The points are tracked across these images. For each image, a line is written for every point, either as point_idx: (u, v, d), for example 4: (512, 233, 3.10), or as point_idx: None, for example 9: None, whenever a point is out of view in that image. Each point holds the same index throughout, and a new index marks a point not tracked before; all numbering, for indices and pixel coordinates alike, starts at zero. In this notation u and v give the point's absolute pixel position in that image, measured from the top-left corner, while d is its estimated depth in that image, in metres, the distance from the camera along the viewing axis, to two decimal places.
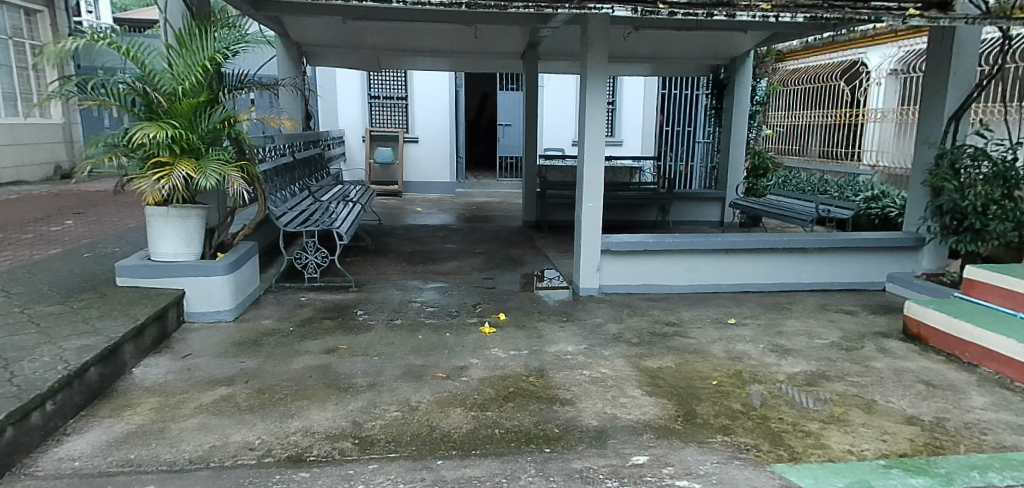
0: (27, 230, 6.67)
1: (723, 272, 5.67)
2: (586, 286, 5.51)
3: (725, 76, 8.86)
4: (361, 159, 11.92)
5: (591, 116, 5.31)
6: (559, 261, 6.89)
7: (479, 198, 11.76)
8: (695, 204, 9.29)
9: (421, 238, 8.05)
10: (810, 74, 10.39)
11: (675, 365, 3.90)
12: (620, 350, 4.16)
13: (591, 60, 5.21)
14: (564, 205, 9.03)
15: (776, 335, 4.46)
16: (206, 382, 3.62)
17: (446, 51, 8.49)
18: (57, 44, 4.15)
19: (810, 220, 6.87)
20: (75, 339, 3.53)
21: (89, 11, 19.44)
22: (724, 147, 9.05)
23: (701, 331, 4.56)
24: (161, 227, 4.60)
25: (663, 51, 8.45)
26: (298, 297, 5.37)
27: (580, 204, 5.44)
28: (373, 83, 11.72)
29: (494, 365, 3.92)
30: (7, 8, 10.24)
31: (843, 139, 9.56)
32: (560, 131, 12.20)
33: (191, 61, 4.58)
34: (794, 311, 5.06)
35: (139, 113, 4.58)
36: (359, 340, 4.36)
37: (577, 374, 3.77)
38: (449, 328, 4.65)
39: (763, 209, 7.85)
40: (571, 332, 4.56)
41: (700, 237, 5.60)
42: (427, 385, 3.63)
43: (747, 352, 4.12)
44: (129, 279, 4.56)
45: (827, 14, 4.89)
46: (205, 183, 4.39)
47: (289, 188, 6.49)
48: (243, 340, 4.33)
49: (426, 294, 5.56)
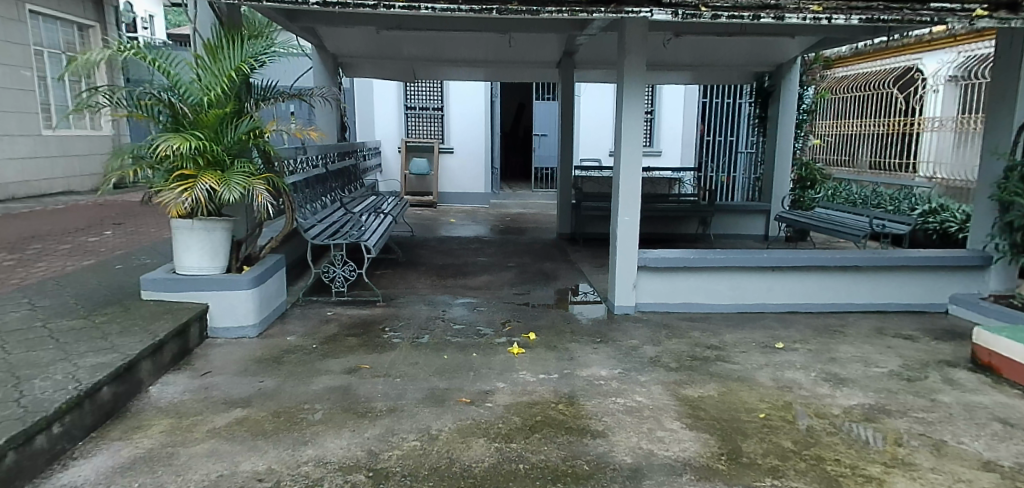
0: (66, 240, 6.73)
1: (769, 291, 5.33)
2: (621, 304, 5.24)
3: (770, 84, 8.55)
4: (397, 170, 11.88)
5: (628, 126, 5.05)
6: (594, 276, 6.63)
7: (514, 209, 11.58)
8: (739, 217, 8.91)
9: (453, 251, 7.88)
10: (860, 81, 9.91)
11: (717, 394, 3.60)
12: (657, 376, 3.88)
13: (629, 68, 4.97)
14: (600, 218, 8.76)
15: (829, 362, 4.11)
16: (222, 403, 3.48)
17: (481, 61, 8.35)
18: (84, 56, 4.12)
19: (863, 235, 6.45)
20: (90, 356, 3.42)
21: (145, 28, 20.22)
22: (769, 157, 8.68)
23: (746, 356, 4.24)
24: (186, 240, 4.51)
25: (705, 59, 8.15)
26: (324, 312, 5.24)
27: (616, 218, 5.19)
28: (410, 93, 11.67)
29: (521, 391, 3.69)
30: (61, 24, 10.54)
31: (897, 150, 9.11)
32: (597, 141, 11.94)
33: (218, 71, 4.49)
34: (848, 335, 4.69)
35: (166, 125, 4.52)
36: (382, 360, 4.18)
37: (610, 402, 3.51)
38: (476, 348, 4.43)
39: (811, 223, 7.45)
40: (605, 354, 4.29)
41: (744, 253, 5.27)
42: (450, 412, 3.41)
43: (797, 380, 3.80)
44: (153, 293, 4.47)
45: (885, 16, 4.59)
46: (228, 196, 4.28)
47: (320, 200, 6.38)
48: (264, 358, 4.19)
49: (454, 310, 5.37)
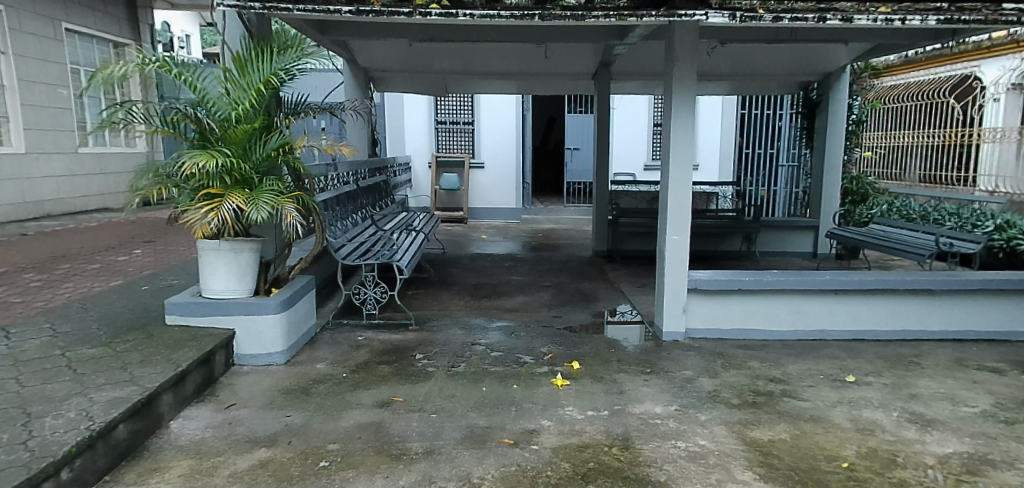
0: (95, 260, 6.58)
1: (831, 316, 4.93)
2: (670, 330, 4.88)
3: (818, 95, 8.13)
4: (427, 185, 11.65)
5: (678, 140, 4.70)
6: (636, 297, 6.28)
7: (546, 225, 11.28)
8: (785, 234, 8.47)
9: (486, 269, 7.60)
10: (912, 91, 9.45)
11: (790, 438, 3.32)
12: (718, 415, 3.56)
13: (678, 76, 4.63)
14: (639, 235, 8.39)
15: (910, 399, 3.83)
16: (246, 442, 3.22)
17: (515, 73, 8.10)
18: (108, 70, 3.88)
19: (930, 255, 6.00)
20: (107, 389, 3.18)
21: (182, 48, 20.63)
22: (817, 171, 8.24)
23: (815, 391, 3.94)
24: (213, 262, 4.28)
25: (749, 68, 7.78)
26: (355, 337, 4.96)
27: (663, 237, 4.84)
28: (440, 108, 11.46)
29: (569, 430, 3.38)
30: (97, 42, 10.62)
31: (952, 163, 8.63)
32: (631, 155, 11.59)
33: (246, 85, 4.25)
34: (925, 368, 4.38)
35: (193, 142, 4.28)
36: (417, 391, 3.89)
37: (670, 446, 3.20)
38: (517, 379, 4.11)
39: (866, 240, 6.97)
40: (658, 388, 3.95)
41: (803, 275, 4.88)
42: (493, 456, 3.11)
43: (878, 422, 3.51)
44: (178, 318, 4.25)
45: (964, 15, 4.21)
46: (256, 216, 4.03)
47: (350, 218, 6.13)
48: (293, 388, 3.93)
49: (490, 335, 5.05)
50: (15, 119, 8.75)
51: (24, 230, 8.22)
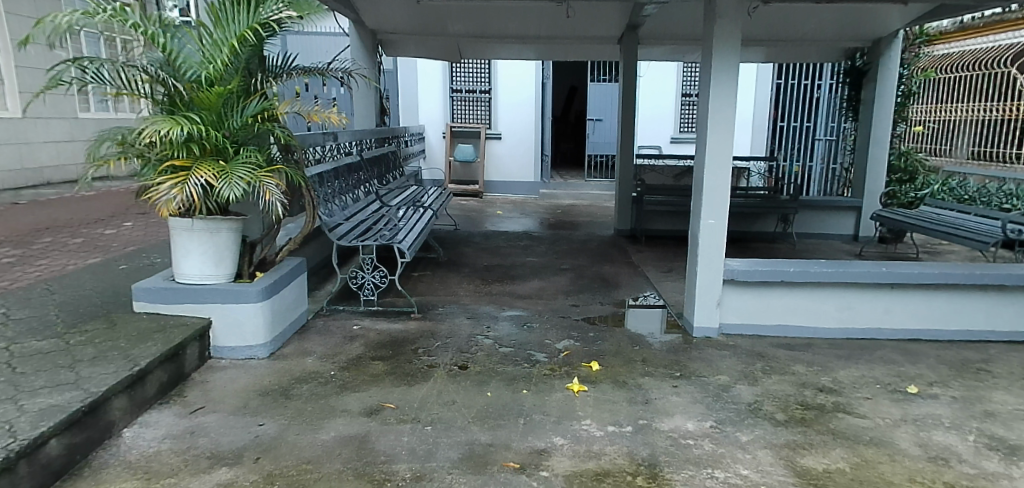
0: (80, 233, 6.15)
1: (885, 313, 4.33)
2: (702, 326, 4.32)
3: (864, 62, 7.38)
4: (441, 157, 11.11)
5: (716, 109, 4.08)
6: (663, 283, 5.71)
7: (565, 200, 10.68)
8: (825, 214, 7.79)
9: (500, 249, 7.06)
10: (968, 59, 8.61)
11: (850, 469, 2.77)
12: (762, 435, 3.02)
13: (720, 37, 4.00)
14: (666, 213, 7.79)
15: (986, 418, 3.25)
16: (206, 459, 2.74)
17: (532, 37, 7.46)
18: (53, 18, 3.32)
19: (994, 243, 5.30)
20: (43, 395, 2.72)
21: None
22: (861, 146, 7.53)
23: (873, 405, 3.38)
24: (186, 243, 3.79)
25: (791, 32, 7.08)
26: (350, 326, 4.48)
27: (697, 221, 4.26)
28: (455, 75, 10.82)
29: (586, 452, 2.86)
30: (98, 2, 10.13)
31: (1008, 138, 7.92)
32: (657, 127, 10.91)
33: (221, 43, 3.71)
34: (998, 377, 3.78)
35: (161, 106, 3.75)
36: (411, 396, 3.38)
37: (707, 477, 2.69)
38: (527, 382, 3.59)
39: (918, 223, 6.30)
40: (689, 397, 3.41)
41: (853, 266, 4.28)
42: (494, 485, 2.61)
43: (952, 448, 2.96)
44: (147, 304, 3.78)
45: None
46: (228, 193, 3.49)
47: (351, 193, 5.61)
48: (271, 389, 3.45)
49: (500, 326, 4.54)
50: (11, 82, 8.33)
51: (19, 198, 7.85)
